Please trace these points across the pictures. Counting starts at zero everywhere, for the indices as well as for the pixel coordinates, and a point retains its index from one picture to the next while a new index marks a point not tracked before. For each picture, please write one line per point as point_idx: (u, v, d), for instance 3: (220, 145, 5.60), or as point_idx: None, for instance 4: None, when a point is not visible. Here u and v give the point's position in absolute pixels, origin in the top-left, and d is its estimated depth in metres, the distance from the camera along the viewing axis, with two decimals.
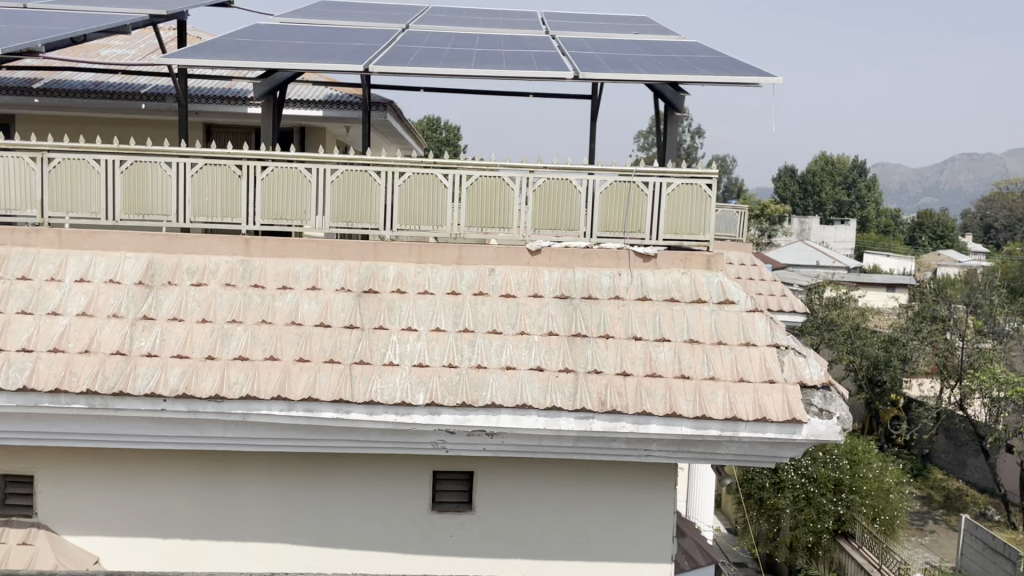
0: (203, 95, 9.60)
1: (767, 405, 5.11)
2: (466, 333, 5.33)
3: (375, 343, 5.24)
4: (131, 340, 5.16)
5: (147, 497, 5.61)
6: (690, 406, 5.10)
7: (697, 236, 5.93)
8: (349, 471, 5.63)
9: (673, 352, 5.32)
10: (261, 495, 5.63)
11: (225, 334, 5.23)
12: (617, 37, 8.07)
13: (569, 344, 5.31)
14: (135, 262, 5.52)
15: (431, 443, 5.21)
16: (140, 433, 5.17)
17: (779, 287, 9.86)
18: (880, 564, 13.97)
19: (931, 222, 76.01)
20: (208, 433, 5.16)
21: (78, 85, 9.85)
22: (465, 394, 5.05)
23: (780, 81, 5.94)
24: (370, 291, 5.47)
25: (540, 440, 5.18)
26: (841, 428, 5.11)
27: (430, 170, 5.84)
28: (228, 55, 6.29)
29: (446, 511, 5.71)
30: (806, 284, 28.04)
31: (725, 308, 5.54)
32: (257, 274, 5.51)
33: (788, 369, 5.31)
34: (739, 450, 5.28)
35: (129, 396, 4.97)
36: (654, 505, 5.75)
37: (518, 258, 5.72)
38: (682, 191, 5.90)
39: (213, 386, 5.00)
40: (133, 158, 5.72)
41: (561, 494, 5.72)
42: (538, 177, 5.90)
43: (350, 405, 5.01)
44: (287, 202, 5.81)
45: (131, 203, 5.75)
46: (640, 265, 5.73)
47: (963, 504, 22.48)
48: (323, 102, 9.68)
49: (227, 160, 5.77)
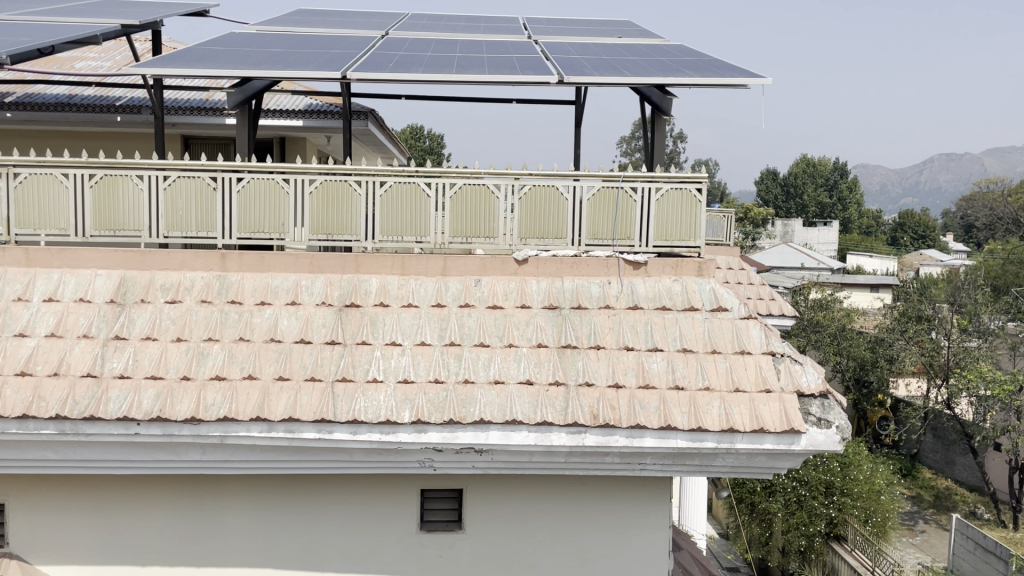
0: (180, 107, 9.40)
1: (764, 415, 4.95)
2: (453, 347, 5.15)
3: (358, 359, 5.06)
4: (102, 362, 4.94)
5: (123, 524, 5.38)
6: (685, 418, 4.94)
7: (689, 242, 5.77)
8: (332, 491, 5.42)
9: (666, 362, 5.17)
10: (241, 518, 5.41)
11: (201, 352, 5.02)
12: (601, 41, 7.94)
13: (560, 356, 5.15)
14: (106, 279, 5.30)
15: (418, 461, 5.03)
16: (114, 458, 4.95)
17: (768, 290, 9.69)
18: (873, 566, 13.95)
19: (913, 222, 76.47)
20: (185, 456, 4.95)
21: (52, 98, 9.62)
22: (452, 411, 4.86)
23: (769, 82, 5.80)
24: (352, 305, 5.29)
25: (531, 457, 5.00)
26: (841, 437, 4.95)
27: (413, 179, 5.67)
28: (201, 64, 6.11)
29: (435, 530, 5.50)
30: (791, 286, 28.08)
31: (719, 315, 5.40)
32: (234, 290, 5.31)
33: (784, 378, 5.16)
34: (736, 461, 5.12)
35: (101, 420, 4.75)
36: (648, 517, 5.58)
37: (505, 268, 5.55)
38: (672, 197, 5.76)
39: (189, 408, 4.78)
40: (103, 172, 5.50)
41: (552, 510, 5.54)
42: (524, 184, 5.75)
43: (333, 424, 4.82)
44: (264, 214, 5.62)
45: (101, 219, 5.53)
46: (629, 273, 5.58)
47: (951, 504, 22.50)
48: (303, 112, 9.52)
49: (201, 172, 5.56)
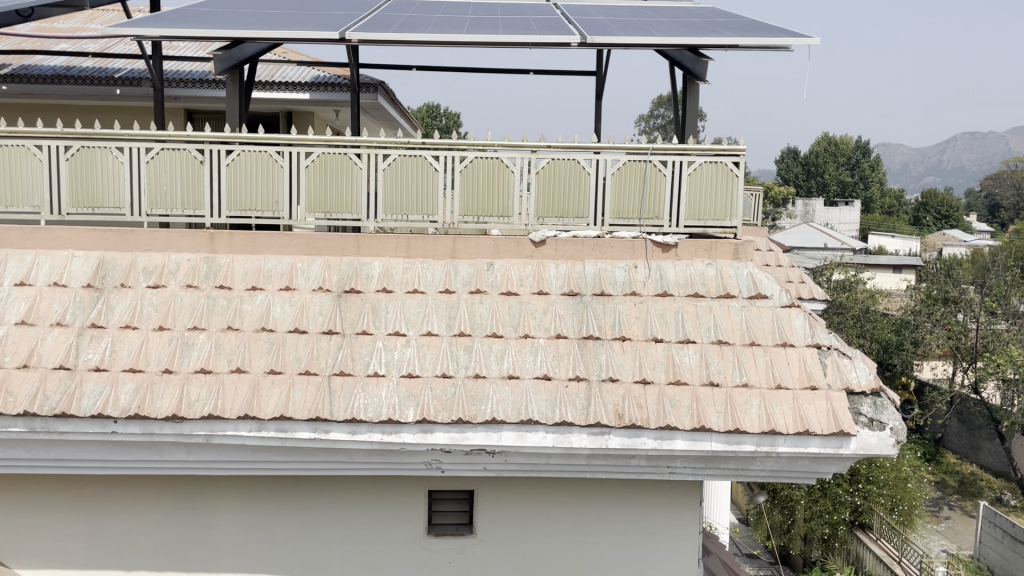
0: (179, 79, 8.93)
1: (809, 415, 4.43)
2: (462, 338, 4.65)
3: (358, 351, 4.58)
4: (76, 353, 4.49)
5: (108, 526, 4.93)
6: (721, 419, 4.42)
7: (723, 222, 5.25)
8: (333, 492, 4.96)
9: (699, 356, 4.65)
10: (235, 521, 4.96)
11: (185, 343, 4.56)
12: (625, 3, 7.37)
13: (581, 348, 4.65)
14: (84, 261, 4.85)
15: (424, 462, 4.56)
16: (92, 458, 4.51)
17: (799, 272, 8.97)
18: (900, 555, 13.48)
19: (935, 201, 74.73)
20: (169, 456, 4.50)
21: (49, 70, 9.15)
22: (462, 409, 4.37)
23: (814, 42, 5.21)
24: (352, 291, 4.81)
25: (548, 459, 4.52)
26: (896, 441, 4.42)
27: (419, 152, 5.16)
28: (188, 25, 5.60)
29: (444, 534, 5.05)
30: (813, 267, 27.45)
31: (758, 303, 4.87)
32: (223, 274, 4.85)
33: (832, 373, 4.62)
34: (775, 465, 4.61)
35: (73, 417, 4.29)
36: (677, 519, 5.09)
37: (520, 251, 5.07)
38: (705, 171, 5.22)
39: (170, 404, 4.32)
40: (79, 144, 5.01)
41: (572, 513, 5.06)
42: (541, 158, 5.20)
43: (329, 423, 4.35)
44: (256, 190, 5.12)
45: (79, 196, 5.06)
46: (658, 256, 5.07)
47: (977, 489, 21.93)
48: (310, 84, 9.01)
49: (187, 144, 5.07)
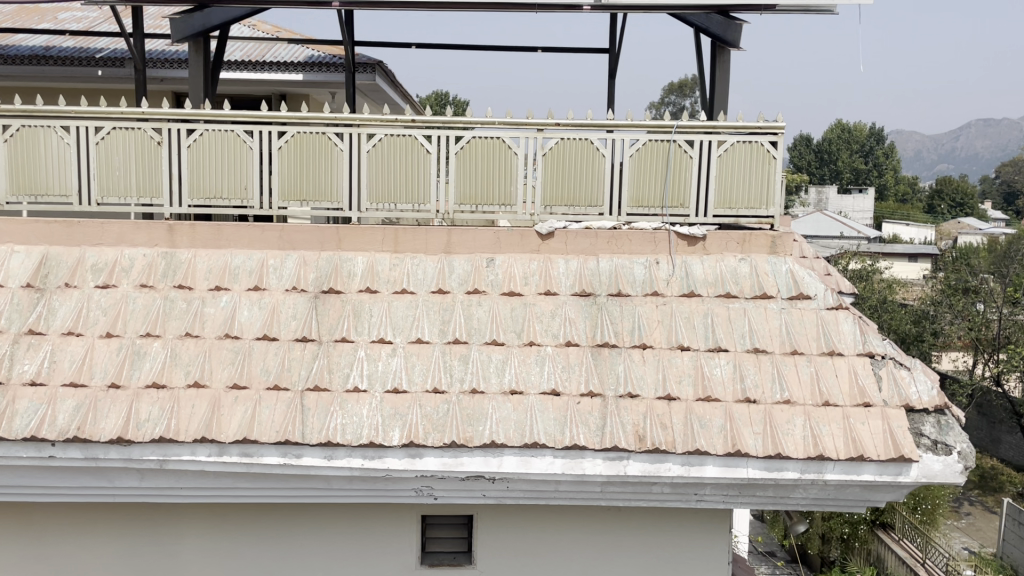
0: (167, 60, 8.24)
1: (863, 437, 3.78)
2: (457, 345, 4.02)
3: (335, 361, 3.96)
4: (10, 363, 3.88)
5: (54, 558, 4.31)
6: (759, 442, 3.77)
7: (758, 210, 4.59)
8: (311, 519, 4.34)
9: (732, 367, 4.01)
10: (201, 550, 4.34)
11: (137, 352, 3.95)
12: None
13: (594, 358, 4.01)
14: (25, 257, 4.24)
15: (414, 490, 3.91)
16: (29, 486, 3.88)
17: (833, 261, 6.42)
18: (923, 557, 12.73)
19: (951, 187, 73.33)
20: (118, 483, 3.87)
21: (26, 49, 8.51)
22: (455, 431, 3.74)
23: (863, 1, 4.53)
24: (331, 291, 4.18)
25: (556, 487, 3.87)
26: (964, 467, 3.74)
27: (409, 131, 4.51)
28: None
29: (440, 565, 4.45)
30: (829, 256, 26.63)
31: (799, 305, 4.23)
32: (184, 272, 4.23)
33: (887, 387, 3.96)
34: (822, 493, 3.95)
35: (3, 441, 3.67)
36: (704, 549, 4.45)
37: (525, 244, 4.44)
38: (737, 152, 4.56)
39: (116, 425, 3.71)
40: (19, 123, 4.41)
41: (584, 542, 4.43)
42: (548, 137, 4.55)
43: (301, 447, 3.71)
44: (222, 175, 4.50)
45: (21, 183, 4.47)
46: (683, 250, 4.44)
47: (999, 484, 21.15)
48: (303, 64, 8.33)
49: (141, 123, 4.46)
